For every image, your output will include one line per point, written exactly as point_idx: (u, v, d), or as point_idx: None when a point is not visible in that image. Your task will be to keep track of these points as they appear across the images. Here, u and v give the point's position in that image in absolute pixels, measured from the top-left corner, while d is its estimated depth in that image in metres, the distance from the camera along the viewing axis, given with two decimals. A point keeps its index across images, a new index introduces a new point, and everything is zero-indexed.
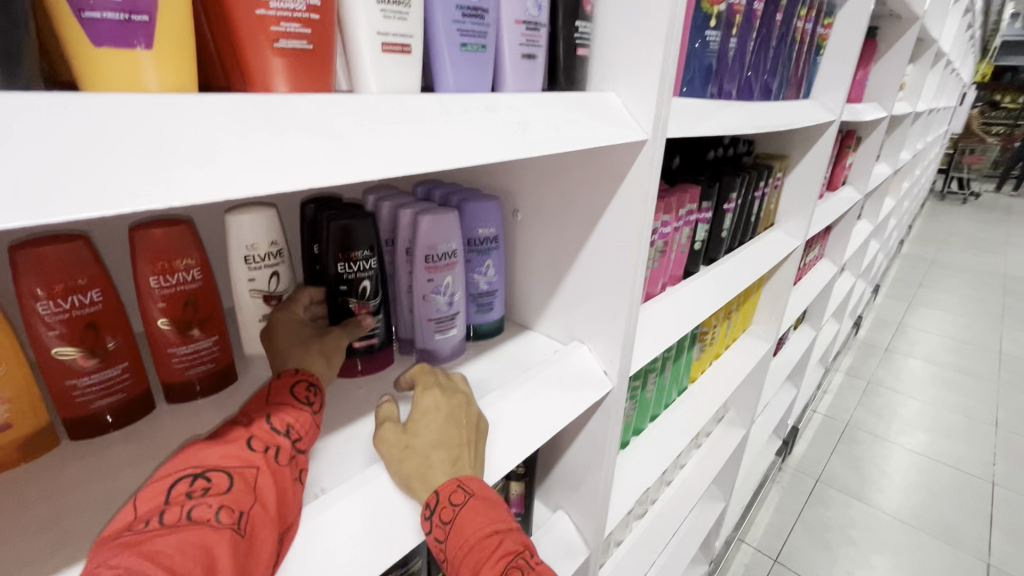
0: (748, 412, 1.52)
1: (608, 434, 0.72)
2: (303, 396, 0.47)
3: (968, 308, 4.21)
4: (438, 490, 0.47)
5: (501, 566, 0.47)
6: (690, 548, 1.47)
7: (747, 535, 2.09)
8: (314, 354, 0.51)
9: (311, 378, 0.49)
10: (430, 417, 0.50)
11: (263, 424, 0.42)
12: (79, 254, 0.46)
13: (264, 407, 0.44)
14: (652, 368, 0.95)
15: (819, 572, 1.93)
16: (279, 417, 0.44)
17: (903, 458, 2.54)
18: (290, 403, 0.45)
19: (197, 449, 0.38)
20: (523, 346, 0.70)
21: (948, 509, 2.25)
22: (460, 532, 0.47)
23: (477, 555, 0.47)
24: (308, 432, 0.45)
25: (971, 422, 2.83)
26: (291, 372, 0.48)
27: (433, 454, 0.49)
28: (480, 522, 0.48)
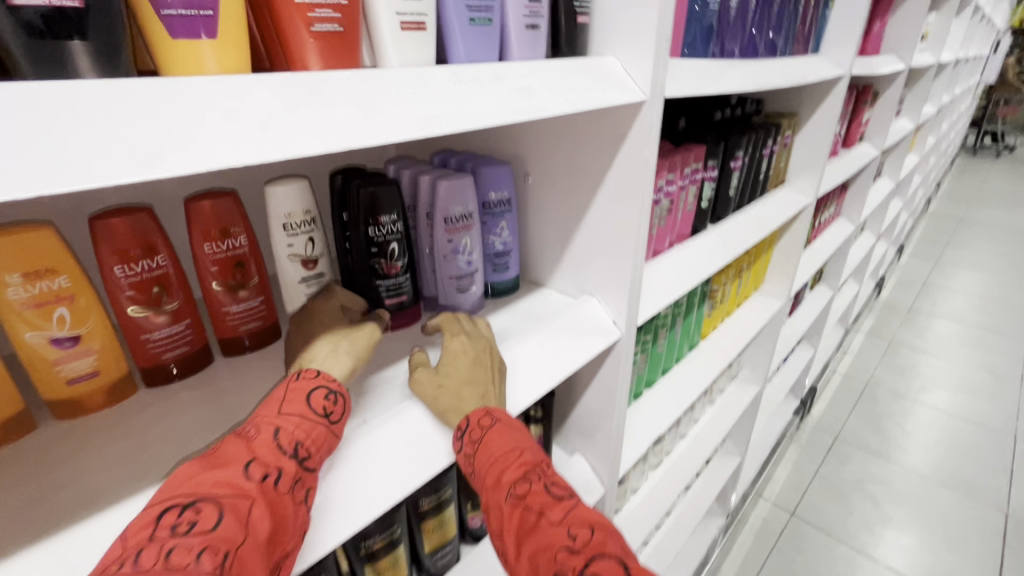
0: (761, 369, 1.55)
1: (618, 380, 0.78)
2: (319, 405, 0.46)
3: (997, 266, 4.11)
4: (470, 416, 0.54)
5: (521, 472, 0.52)
6: (705, 499, 1.54)
7: (764, 491, 2.15)
8: (338, 352, 0.52)
9: (329, 386, 0.48)
10: (458, 357, 0.57)
11: (268, 444, 0.42)
12: (144, 224, 0.53)
13: (272, 421, 0.44)
14: (662, 323, 1.00)
15: (834, 524, 1.99)
16: (285, 433, 0.43)
17: (923, 416, 2.55)
18: (300, 415, 0.45)
19: (192, 474, 0.38)
20: (538, 301, 0.76)
21: (967, 463, 2.28)
22: (485, 447, 0.53)
23: (500, 464, 0.52)
24: (319, 447, 0.45)
25: (995, 379, 2.81)
26: (309, 374, 0.48)
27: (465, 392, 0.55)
28: (503, 439, 0.53)
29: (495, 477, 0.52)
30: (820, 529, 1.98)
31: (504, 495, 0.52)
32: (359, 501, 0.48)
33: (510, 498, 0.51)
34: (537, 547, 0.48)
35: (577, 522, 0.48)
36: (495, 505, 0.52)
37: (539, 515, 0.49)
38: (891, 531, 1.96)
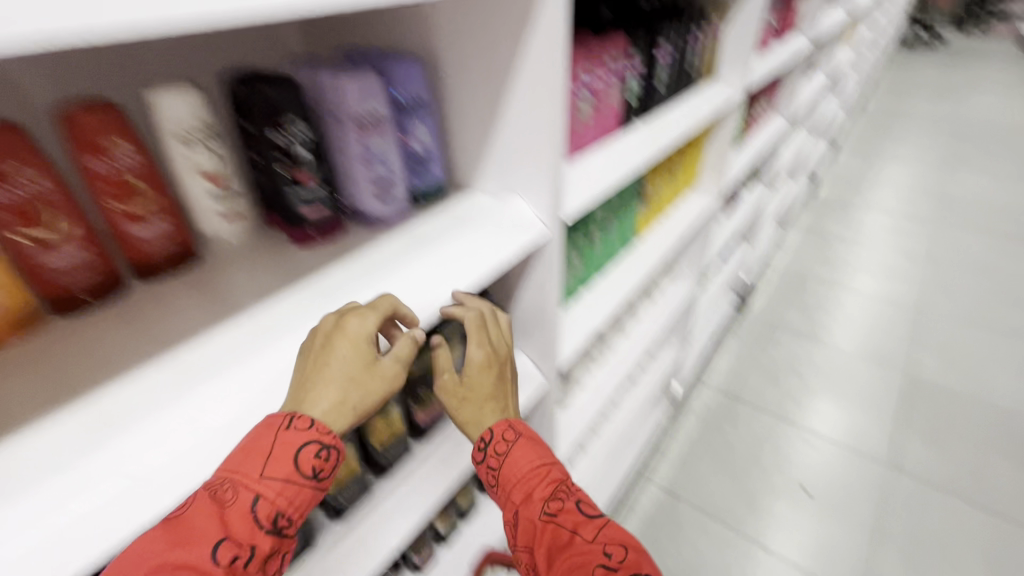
0: (698, 265, 1.63)
1: (549, 276, 0.81)
2: (308, 468, 0.48)
3: (921, 157, 4.34)
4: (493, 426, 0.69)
5: (550, 492, 0.67)
6: (649, 389, 1.66)
7: (706, 380, 2.34)
8: (344, 408, 0.51)
9: (321, 442, 0.49)
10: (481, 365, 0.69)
11: (245, 514, 0.45)
12: (8, 140, 0.47)
13: (252, 487, 0.45)
14: (596, 222, 1.02)
15: (766, 401, 2.21)
16: (263, 504, 0.46)
17: (847, 300, 2.78)
18: (282, 482, 0.47)
19: (158, 552, 0.41)
20: (465, 205, 0.76)
21: (882, 337, 2.53)
22: (512, 464, 0.69)
23: (528, 482, 0.68)
24: (296, 511, 0.48)
25: (911, 261, 3.07)
26: (303, 427, 0.48)
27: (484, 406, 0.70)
28: (527, 456, 0.69)
29: (528, 495, 0.67)
30: (754, 406, 2.20)
31: (536, 511, 0.66)
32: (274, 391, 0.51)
33: (542, 514, 0.65)
34: (571, 560, 0.61)
35: (603, 536, 0.62)
36: (528, 520, 0.66)
37: (569, 525, 0.63)
38: (814, 401, 2.20)
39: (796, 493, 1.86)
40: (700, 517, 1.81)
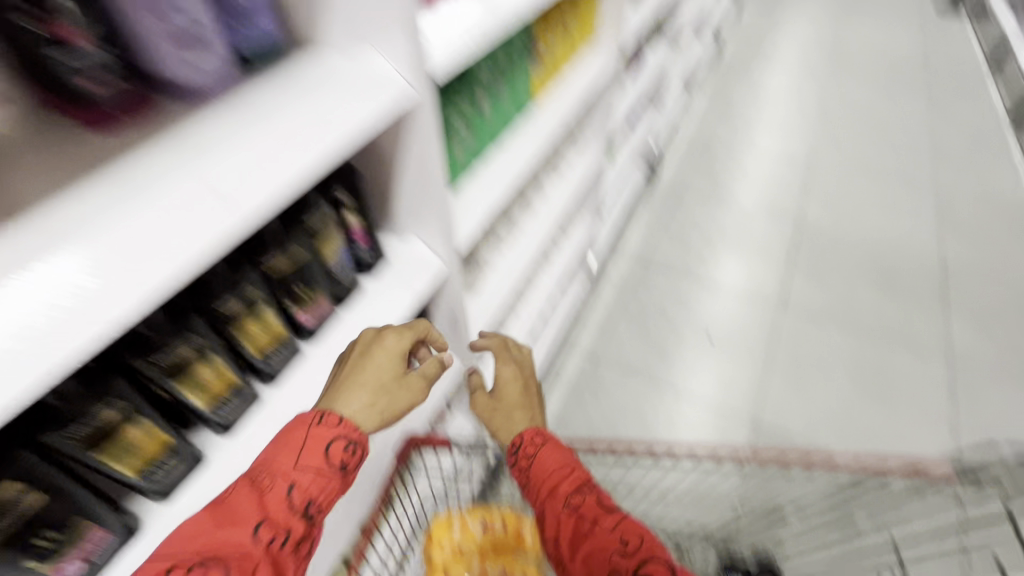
0: (602, 132, 1.58)
1: (427, 146, 0.72)
2: (335, 459, 0.65)
3: (817, 7, 4.35)
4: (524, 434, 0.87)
5: (573, 487, 0.78)
6: (563, 265, 1.69)
7: (621, 251, 2.42)
8: (376, 401, 0.69)
9: (348, 438, 0.64)
10: (512, 393, 0.97)
11: (281, 503, 0.60)
12: None
13: (290, 476, 0.61)
14: (479, 82, 0.92)
15: (675, 263, 2.34)
16: (295, 492, 0.61)
17: (747, 159, 2.89)
18: (314, 474, 0.63)
19: (211, 527, 0.56)
20: (312, 67, 0.62)
21: (777, 190, 2.69)
22: (539, 467, 0.82)
23: (554, 479, 0.80)
24: (320, 501, 0.64)
25: (804, 115, 3.20)
26: (331, 424, 0.64)
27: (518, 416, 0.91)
28: (552, 459, 0.83)
29: (552, 490, 0.79)
30: (665, 269, 2.33)
31: (559, 505, 0.77)
32: (83, 313, 0.41)
33: (565, 507, 0.76)
34: (592, 548, 0.70)
35: (624, 531, 0.70)
36: (553, 513, 0.77)
37: (591, 522, 0.72)
38: (717, 257, 2.36)
39: (701, 341, 2.05)
40: (620, 375, 1.97)
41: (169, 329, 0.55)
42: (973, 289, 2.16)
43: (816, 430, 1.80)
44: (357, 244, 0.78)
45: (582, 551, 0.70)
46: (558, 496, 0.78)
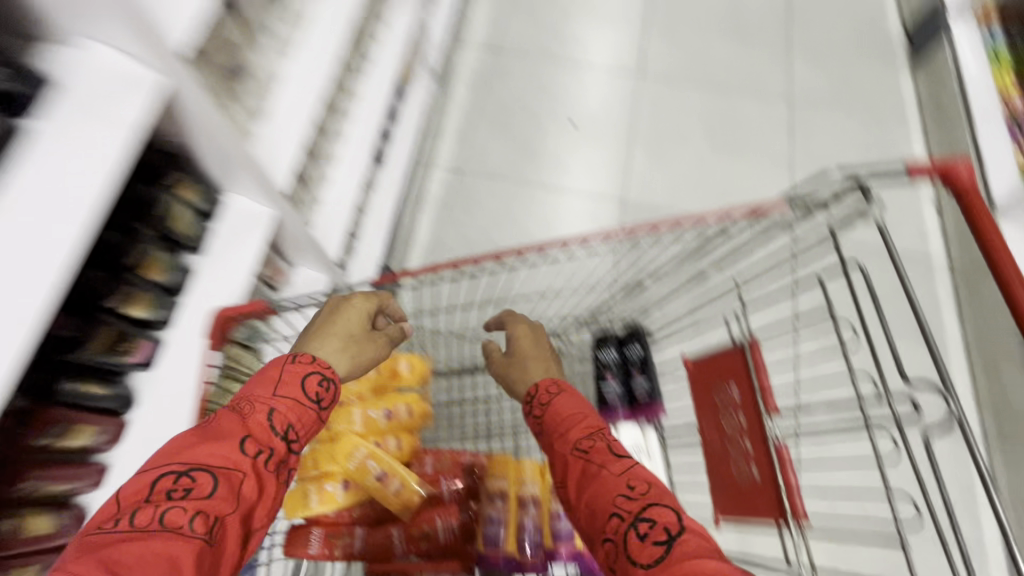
0: None
1: None
2: (314, 388, 0.65)
3: None
4: (540, 384, 0.85)
5: (583, 433, 0.77)
6: (388, 63, 1.37)
7: (466, 37, 2.06)
8: (337, 344, 0.71)
9: (321, 373, 0.66)
10: (524, 345, 0.92)
11: (261, 426, 0.60)
12: None
13: (268, 401, 0.62)
14: None
15: (528, 43, 2.06)
16: (277, 416, 0.62)
17: None
18: (291, 402, 0.63)
19: (190, 446, 0.56)
20: None
21: None
22: (553, 412, 0.81)
23: (566, 422, 0.78)
24: (301, 429, 0.64)
25: None
26: (304, 360, 0.66)
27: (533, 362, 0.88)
28: (567, 404, 0.81)
29: (565, 431, 0.78)
30: (517, 51, 2.04)
31: (568, 448, 0.76)
32: None
33: (573, 449, 0.76)
34: (597, 491, 0.70)
35: (631, 475, 0.70)
36: (561, 455, 0.76)
37: (602, 466, 0.72)
38: (571, 28, 2.09)
39: (563, 128, 1.93)
40: (487, 182, 1.84)
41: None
42: (818, 18, 2.13)
43: (678, 195, 1.86)
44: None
45: (586, 489, 0.71)
46: (567, 438, 0.77)
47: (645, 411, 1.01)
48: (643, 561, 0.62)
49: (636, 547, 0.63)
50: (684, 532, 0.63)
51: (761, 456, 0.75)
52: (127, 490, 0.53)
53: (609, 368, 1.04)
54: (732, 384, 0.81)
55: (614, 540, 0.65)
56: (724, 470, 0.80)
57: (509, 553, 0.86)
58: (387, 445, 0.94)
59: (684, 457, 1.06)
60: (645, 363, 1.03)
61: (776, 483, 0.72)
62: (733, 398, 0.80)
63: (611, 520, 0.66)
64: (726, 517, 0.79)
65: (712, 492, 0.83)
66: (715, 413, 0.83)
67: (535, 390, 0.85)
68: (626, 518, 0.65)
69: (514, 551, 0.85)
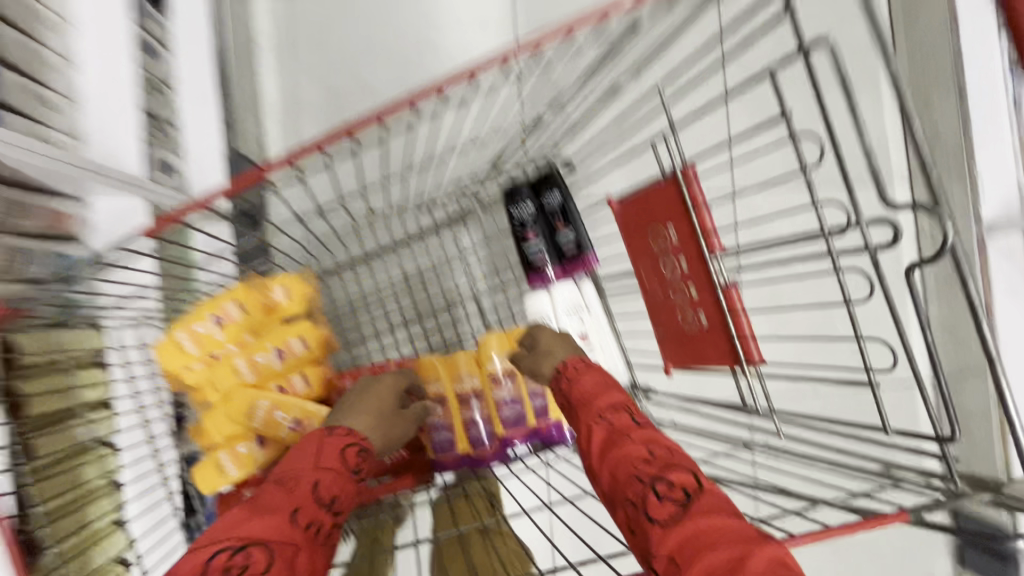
0: None
1: None
2: (352, 459, 0.61)
3: None
4: (567, 362, 0.75)
5: (610, 405, 0.68)
6: None
7: None
8: (366, 415, 0.67)
9: (357, 444, 0.63)
10: (548, 338, 0.80)
11: (310, 495, 0.54)
12: None
13: (312, 475, 0.56)
14: None
15: None
16: (322, 485, 0.56)
17: None
18: (333, 472, 0.58)
19: (240, 522, 0.49)
20: None
21: None
22: (581, 388, 0.71)
23: (596, 398, 0.69)
24: (347, 498, 0.58)
25: None
26: (344, 432, 0.63)
27: (558, 347, 0.79)
28: (593, 381, 0.71)
29: (591, 403, 0.69)
30: None
31: (592, 419, 0.67)
32: None
33: (599, 419, 0.66)
34: (620, 459, 0.61)
35: (654, 443, 0.61)
36: (586, 426, 0.67)
37: (626, 435, 0.63)
38: None
39: None
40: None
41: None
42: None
43: None
44: None
45: (612, 454, 0.62)
46: (593, 408, 0.67)
47: (573, 266, 0.87)
48: (661, 520, 0.53)
49: (654, 505, 0.54)
50: (703, 492, 0.54)
51: (708, 303, 0.64)
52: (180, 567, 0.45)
53: (526, 223, 0.87)
54: (669, 226, 0.66)
55: (634, 501, 0.56)
56: (670, 321, 0.72)
57: (462, 451, 0.81)
58: (293, 386, 0.80)
59: (629, 302, 0.97)
60: (568, 211, 0.86)
61: (727, 327, 0.63)
62: (669, 243, 0.67)
63: (632, 484, 0.57)
64: (678, 366, 0.73)
65: (659, 345, 0.76)
66: (653, 261, 0.71)
67: (562, 368, 0.75)
68: (647, 481, 0.56)
69: (465, 449, 0.81)
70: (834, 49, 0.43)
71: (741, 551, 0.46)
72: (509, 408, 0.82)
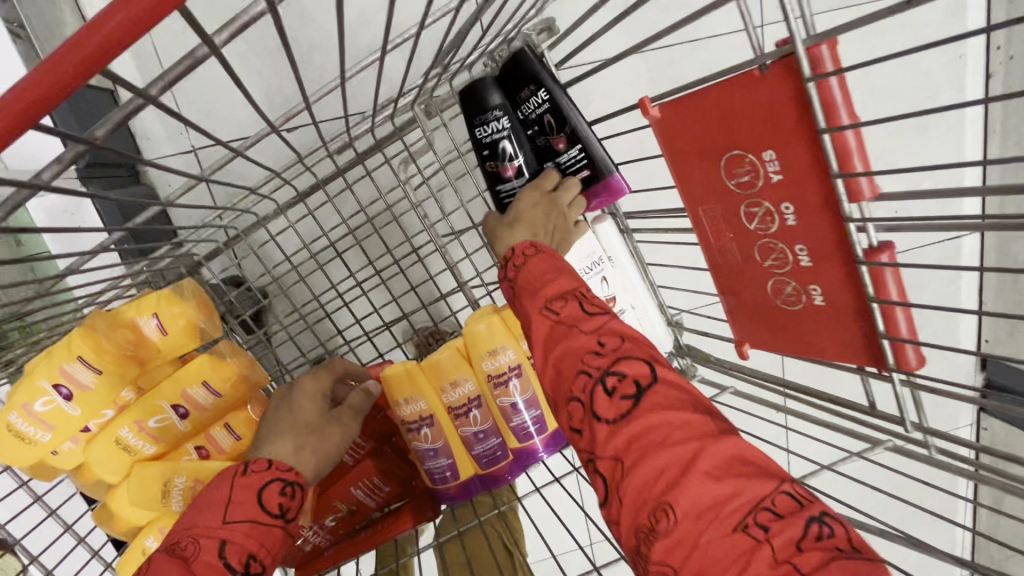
0: None
1: None
2: (275, 499, 0.48)
3: None
4: (515, 247, 0.49)
5: (558, 286, 0.43)
6: None
7: None
8: (288, 437, 0.51)
9: (283, 479, 0.49)
10: (529, 208, 0.52)
11: (215, 564, 0.42)
12: None
13: (215, 534, 0.44)
14: None
15: None
16: (232, 550, 0.44)
17: None
18: (248, 523, 0.46)
19: None
20: None
21: None
22: (527, 273, 0.46)
23: (540, 279, 0.45)
24: (270, 548, 0.47)
25: None
26: (259, 468, 0.49)
27: (530, 223, 0.51)
28: (541, 259, 0.46)
29: (534, 290, 0.44)
30: None
31: (529, 303, 0.43)
32: None
33: (543, 306, 0.42)
34: (561, 352, 0.39)
35: (613, 326, 0.39)
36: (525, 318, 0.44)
37: (574, 324, 0.40)
38: None
39: None
40: None
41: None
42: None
43: None
44: None
45: (558, 348, 0.40)
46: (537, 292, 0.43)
47: (588, 197, 0.56)
48: (606, 420, 0.35)
49: (603, 410, 0.35)
50: (660, 381, 0.34)
51: (833, 277, 0.39)
52: None
53: (502, 153, 0.56)
54: (765, 154, 0.38)
55: (578, 402, 0.36)
56: (750, 291, 0.47)
57: (466, 478, 0.62)
58: (215, 443, 0.57)
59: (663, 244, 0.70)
60: (563, 118, 0.54)
61: (870, 316, 0.39)
62: (763, 180, 0.39)
63: (575, 381, 0.37)
64: (760, 349, 0.49)
65: (727, 316, 0.51)
66: (726, 204, 0.43)
67: (508, 254, 0.49)
68: (595, 376, 0.36)
69: (468, 474, 0.62)
70: None
71: (694, 451, 0.30)
72: (521, 414, 0.61)
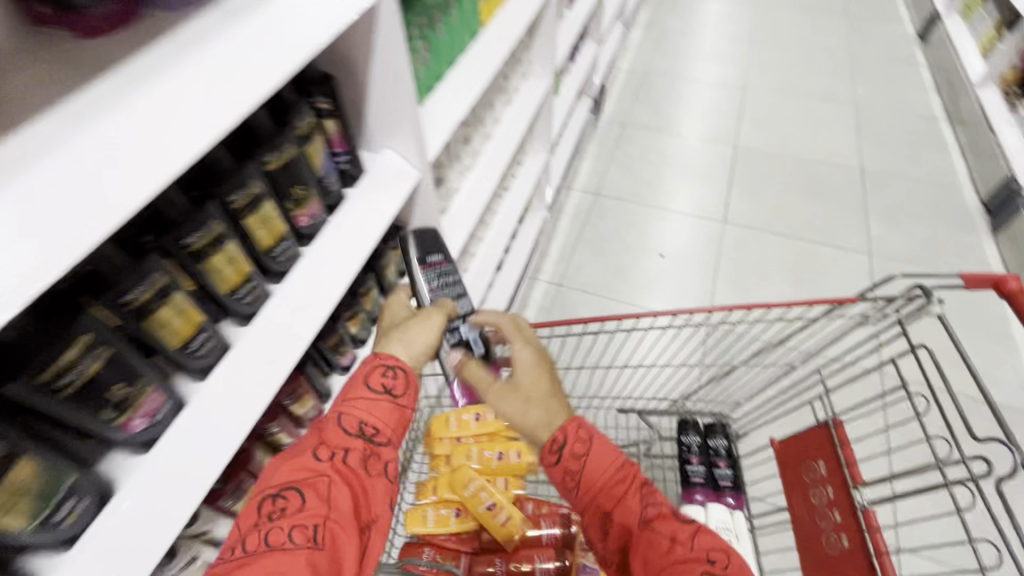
0: (550, 56, 1.53)
1: (397, 65, 0.76)
2: (377, 386, 0.70)
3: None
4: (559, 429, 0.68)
5: (641, 495, 0.63)
6: (516, 200, 1.73)
7: (575, 184, 2.39)
8: (392, 342, 0.76)
9: (386, 365, 0.72)
10: (523, 362, 0.76)
11: (333, 430, 0.66)
12: None
13: (337, 408, 0.68)
14: (432, 6, 0.91)
15: (628, 191, 2.36)
16: (346, 419, 0.67)
17: (703, 81, 2.81)
18: (357, 402, 0.68)
19: (281, 469, 0.62)
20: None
21: (729, 119, 2.63)
22: (595, 468, 0.65)
23: (620, 482, 0.64)
24: (378, 424, 0.68)
25: (755, 38, 3.10)
26: (372, 361, 0.72)
27: (530, 381, 0.74)
28: (605, 456, 0.66)
29: (619, 494, 0.64)
30: (618, 198, 2.34)
31: (625, 510, 0.63)
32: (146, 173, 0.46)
33: (639, 519, 0.61)
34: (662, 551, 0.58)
35: (709, 544, 0.58)
36: (619, 523, 0.63)
37: (673, 536, 0.59)
38: (675, 186, 2.36)
39: (653, 259, 2.12)
40: (583, 297, 2.03)
41: (131, 258, 0.54)
42: (882, 178, 2.39)
43: None
44: (341, 154, 0.80)
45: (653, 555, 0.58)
46: (625, 500, 0.63)
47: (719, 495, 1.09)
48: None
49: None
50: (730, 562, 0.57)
51: (849, 526, 0.81)
52: (245, 519, 0.59)
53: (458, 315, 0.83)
54: (818, 461, 0.90)
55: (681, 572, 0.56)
56: (816, 545, 0.86)
57: None
58: (499, 484, 1.08)
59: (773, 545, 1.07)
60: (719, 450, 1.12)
61: (864, 549, 0.78)
62: (819, 475, 0.89)
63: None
64: None
65: (804, 566, 0.88)
66: (802, 491, 0.92)
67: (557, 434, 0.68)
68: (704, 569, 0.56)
69: None
70: (929, 350, 0.76)
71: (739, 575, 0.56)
72: None
